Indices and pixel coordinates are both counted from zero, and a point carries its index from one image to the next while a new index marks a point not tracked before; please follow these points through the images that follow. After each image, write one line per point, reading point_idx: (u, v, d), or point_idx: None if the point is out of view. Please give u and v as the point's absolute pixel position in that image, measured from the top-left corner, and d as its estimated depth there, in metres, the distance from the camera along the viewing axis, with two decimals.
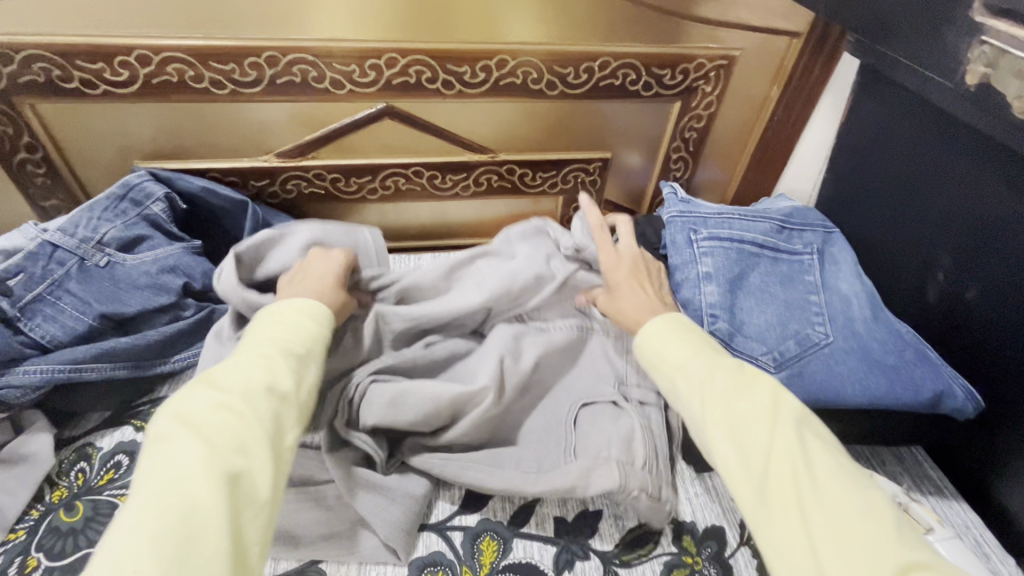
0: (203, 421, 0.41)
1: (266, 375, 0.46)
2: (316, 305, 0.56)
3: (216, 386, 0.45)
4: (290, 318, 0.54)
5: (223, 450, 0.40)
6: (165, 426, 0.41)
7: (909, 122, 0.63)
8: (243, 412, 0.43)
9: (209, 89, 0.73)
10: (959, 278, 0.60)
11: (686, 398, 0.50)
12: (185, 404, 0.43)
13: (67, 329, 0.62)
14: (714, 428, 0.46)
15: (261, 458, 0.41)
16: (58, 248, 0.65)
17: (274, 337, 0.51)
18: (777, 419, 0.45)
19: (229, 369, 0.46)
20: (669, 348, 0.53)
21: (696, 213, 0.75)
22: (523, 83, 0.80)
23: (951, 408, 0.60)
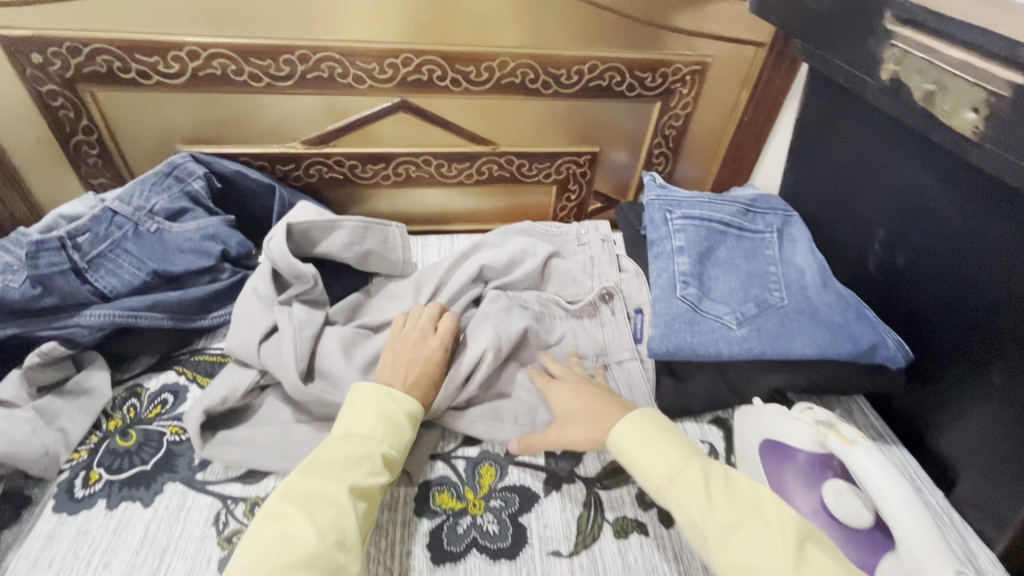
0: (308, 510, 0.52)
1: (362, 473, 0.56)
2: (409, 400, 0.64)
3: (327, 473, 0.55)
4: (389, 410, 0.61)
5: (328, 542, 0.50)
6: (285, 508, 0.52)
7: (848, 117, 0.74)
8: (347, 506, 0.53)
9: (247, 82, 0.84)
10: (891, 247, 0.71)
11: (682, 510, 0.54)
12: (298, 491, 0.53)
13: (125, 282, 0.72)
14: (722, 549, 0.51)
15: (353, 551, 0.51)
16: (116, 214, 0.74)
17: (376, 430, 0.60)
18: (785, 539, 0.49)
19: (335, 459, 0.56)
20: (649, 455, 0.58)
21: (672, 196, 0.86)
22: (521, 82, 0.91)
23: (884, 357, 0.70)
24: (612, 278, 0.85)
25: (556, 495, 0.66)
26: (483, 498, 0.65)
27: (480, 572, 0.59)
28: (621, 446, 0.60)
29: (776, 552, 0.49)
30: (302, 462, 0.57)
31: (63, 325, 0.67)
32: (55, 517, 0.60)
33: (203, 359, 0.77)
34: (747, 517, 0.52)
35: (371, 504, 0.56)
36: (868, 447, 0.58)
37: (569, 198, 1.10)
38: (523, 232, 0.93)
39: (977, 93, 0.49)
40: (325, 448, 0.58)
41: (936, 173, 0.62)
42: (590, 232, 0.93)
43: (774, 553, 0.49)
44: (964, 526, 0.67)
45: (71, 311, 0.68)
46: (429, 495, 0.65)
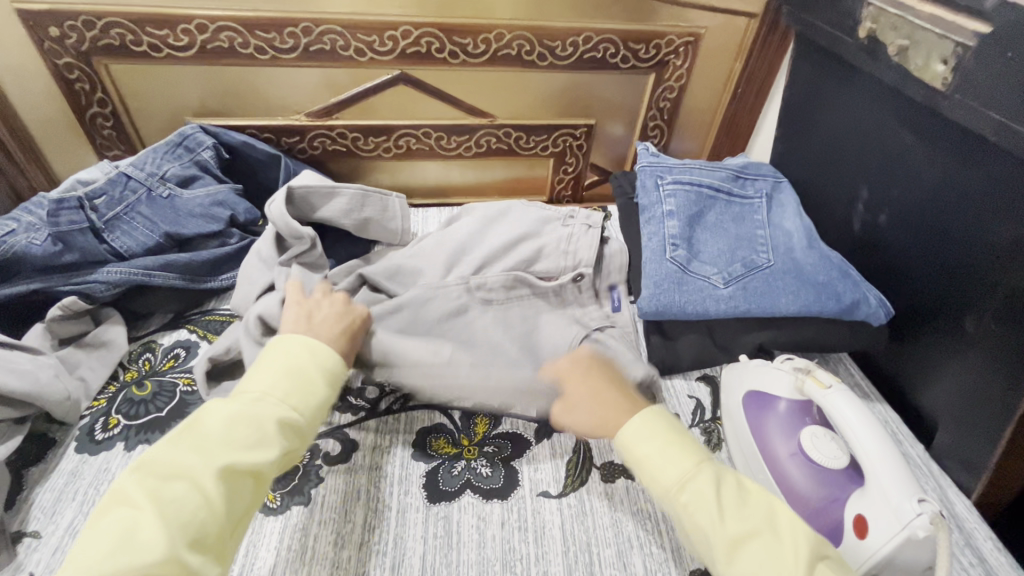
0: (163, 493, 0.44)
1: (246, 450, 0.48)
2: (327, 355, 0.58)
3: (201, 446, 0.47)
4: (302, 367, 0.55)
5: (180, 538, 0.43)
6: (135, 493, 0.44)
7: (833, 81, 0.76)
8: (213, 492, 0.45)
9: (253, 55, 0.87)
10: (873, 206, 0.73)
11: (687, 515, 0.49)
12: (163, 466, 0.46)
13: (139, 242, 0.76)
14: (727, 563, 0.46)
15: (214, 547, 0.45)
16: (130, 179, 0.78)
17: (279, 390, 0.53)
18: (797, 562, 0.44)
19: (214, 427, 0.49)
20: (655, 456, 0.52)
21: (663, 163, 0.88)
22: (518, 54, 0.94)
23: (866, 313, 0.72)
24: (588, 259, 0.79)
25: (546, 442, 0.70)
26: (476, 444, 0.69)
27: (473, 509, 0.62)
28: (630, 445, 0.54)
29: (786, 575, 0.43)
30: (187, 419, 0.50)
31: (82, 281, 0.71)
32: (77, 456, 0.64)
33: (213, 319, 0.81)
34: (760, 529, 0.46)
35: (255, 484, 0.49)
36: (843, 389, 0.61)
37: (566, 171, 1.13)
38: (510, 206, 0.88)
39: (946, 45, 0.52)
40: (214, 407, 0.51)
41: (914, 129, 0.64)
42: (579, 217, 0.85)
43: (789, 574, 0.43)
44: (942, 475, 0.70)
45: (89, 268, 0.72)
46: (425, 442, 0.68)
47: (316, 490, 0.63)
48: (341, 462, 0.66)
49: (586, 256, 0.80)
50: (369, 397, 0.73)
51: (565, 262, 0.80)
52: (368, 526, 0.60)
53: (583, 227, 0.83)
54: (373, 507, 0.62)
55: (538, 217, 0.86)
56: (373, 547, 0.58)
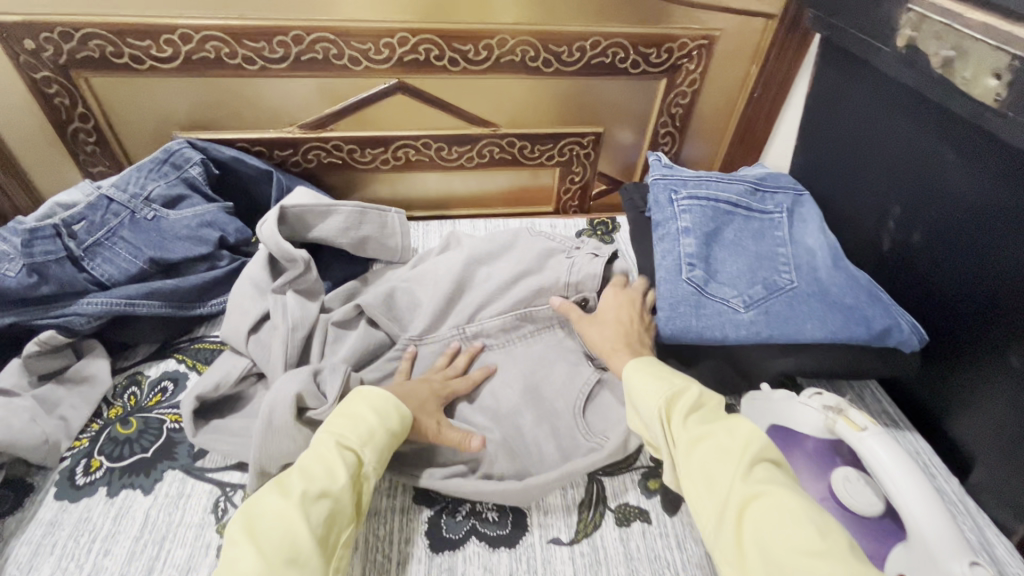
0: (257, 533, 0.47)
1: (321, 478, 0.51)
2: (377, 392, 0.60)
3: (283, 490, 0.50)
4: (355, 407, 0.58)
5: (277, 561, 0.45)
6: (233, 536, 0.47)
7: (862, 90, 0.71)
8: (297, 520, 0.48)
9: (241, 65, 0.82)
10: (906, 225, 0.68)
11: (658, 427, 0.57)
12: (255, 515, 0.49)
13: (121, 270, 0.72)
14: (682, 462, 0.54)
15: (307, 570, 0.46)
16: (112, 202, 0.74)
17: (335, 429, 0.56)
18: (740, 456, 0.51)
19: (292, 472, 0.52)
20: (641, 382, 0.61)
21: (677, 176, 0.83)
22: (522, 61, 0.88)
23: (898, 340, 0.68)
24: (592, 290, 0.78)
25: None
26: None
27: (480, 560, 0.58)
28: (626, 381, 0.62)
29: (728, 465, 0.51)
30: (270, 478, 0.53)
31: (60, 313, 0.67)
32: (57, 504, 0.60)
33: (203, 347, 0.76)
34: (714, 432, 0.54)
35: (337, 511, 0.51)
36: (880, 433, 0.55)
37: (573, 181, 1.08)
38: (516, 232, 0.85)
39: (1000, 57, 0.47)
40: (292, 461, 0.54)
41: (955, 145, 0.59)
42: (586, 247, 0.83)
43: (731, 464, 0.51)
44: (980, 513, 0.65)
45: (68, 300, 0.68)
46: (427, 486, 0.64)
47: None
48: None
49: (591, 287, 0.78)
50: None
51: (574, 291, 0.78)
52: None
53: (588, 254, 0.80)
54: (371, 558, 0.58)
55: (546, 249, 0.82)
56: None
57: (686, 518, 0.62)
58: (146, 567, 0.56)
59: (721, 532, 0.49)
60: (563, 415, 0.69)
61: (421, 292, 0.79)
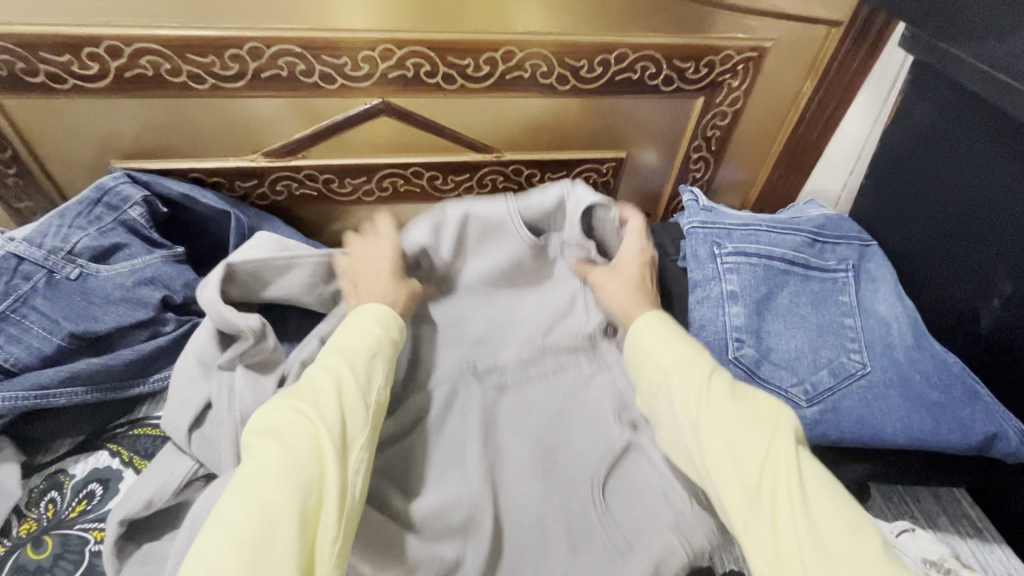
0: (281, 435, 0.43)
1: (336, 386, 0.47)
2: (382, 309, 0.55)
3: (300, 398, 0.46)
4: (362, 326, 0.53)
5: (303, 458, 0.41)
6: (257, 436, 0.43)
7: (974, 130, 0.56)
8: (321, 423, 0.44)
9: (187, 84, 0.67)
10: (1018, 308, 0.54)
11: (676, 394, 0.49)
12: (268, 420, 0.44)
13: (33, 350, 0.58)
14: (706, 434, 0.45)
15: (337, 467, 0.42)
16: (23, 261, 0.60)
17: (345, 344, 0.52)
18: (772, 430, 0.44)
19: (308, 380, 0.48)
20: (658, 347, 0.53)
21: (720, 224, 0.68)
22: (531, 77, 0.73)
23: (1002, 453, 0.54)
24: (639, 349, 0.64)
25: None
26: None
27: None
28: (635, 337, 0.55)
29: (760, 434, 0.44)
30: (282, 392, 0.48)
31: None
32: None
33: (143, 434, 0.63)
34: (741, 404, 0.46)
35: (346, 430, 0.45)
36: None
37: None
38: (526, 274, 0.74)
39: None
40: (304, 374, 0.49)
41: None
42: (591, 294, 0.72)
43: (762, 438, 0.44)
44: None
45: None
46: None
47: None
48: None
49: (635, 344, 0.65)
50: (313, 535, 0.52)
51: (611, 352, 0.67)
52: None
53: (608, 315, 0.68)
54: None
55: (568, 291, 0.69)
56: None
57: None
58: None
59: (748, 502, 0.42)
60: (580, 488, 0.57)
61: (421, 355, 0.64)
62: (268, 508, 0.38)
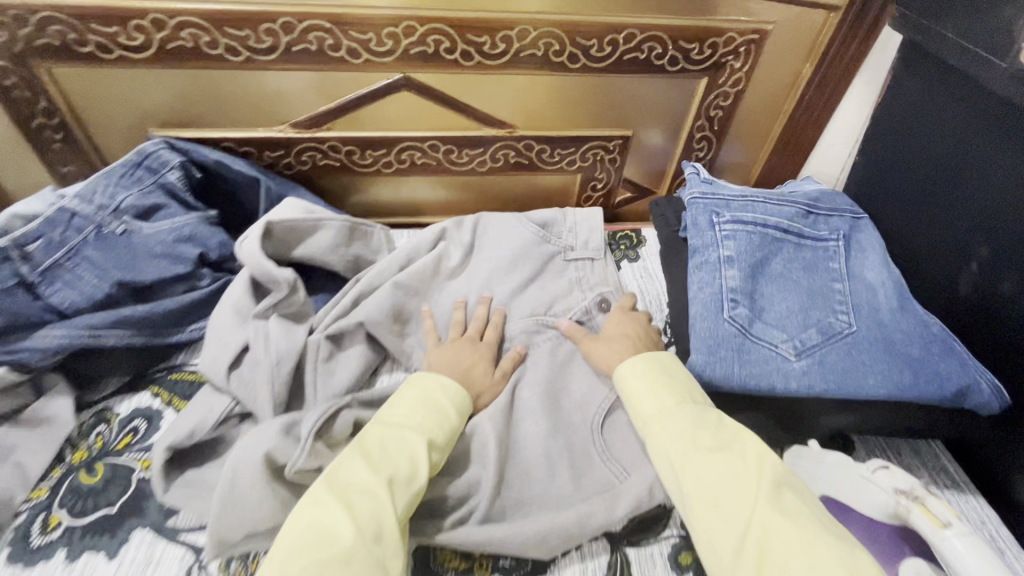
0: (349, 503, 0.46)
1: (405, 463, 0.50)
2: (458, 389, 0.60)
3: (371, 463, 0.49)
4: (436, 398, 0.58)
5: (366, 534, 0.44)
6: (329, 498, 0.46)
7: (956, 106, 0.60)
8: (387, 496, 0.47)
9: (224, 56, 0.72)
10: (992, 270, 0.58)
11: (660, 446, 0.53)
12: (341, 480, 0.48)
13: (85, 295, 0.63)
14: (690, 482, 0.49)
15: (396, 548, 0.45)
16: (75, 216, 0.64)
17: (420, 417, 0.55)
18: (756, 481, 0.47)
19: (379, 448, 0.51)
20: (640, 398, 0.58)
21: (720, 194, 0.73)
22: (544, 55, 0.77)
23: (975, 404, 0.58)
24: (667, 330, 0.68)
25: (574, 555, 0.57)
26: (490, 556, 0.57)
27: None
28: (626, 385, 0.60)
29: (744, 488, 0.47)
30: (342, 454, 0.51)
31: (11, 350, 0.58)
32: (8, 570, 0.53)
33: (180, 378, 0.69)
34: (727, 454, 0.50)
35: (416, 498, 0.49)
36: (965, 531, 0.46)
37: (596, 186, 0.97)
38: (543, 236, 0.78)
39: None
40: (371, 437, 0.53)
41: None
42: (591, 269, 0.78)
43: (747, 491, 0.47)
44: None
45: (23, 333, 0.59)
46: (428, 552, 0.56)
47: None
48: None
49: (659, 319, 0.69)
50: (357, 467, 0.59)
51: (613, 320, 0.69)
52: None
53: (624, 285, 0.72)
54: None
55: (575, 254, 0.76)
56: None
57: None
58: None
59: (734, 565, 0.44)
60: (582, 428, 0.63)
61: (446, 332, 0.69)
62: (351, 572, 0.42)
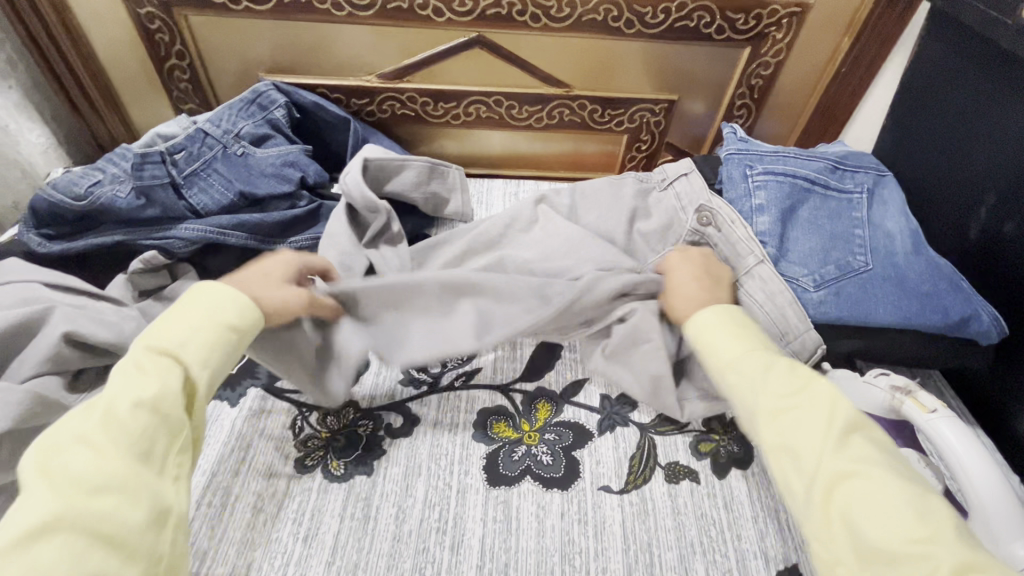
0: (56, 462, 0.39)
1: (139, 390, 0.43)
2: (227, 297, 0.52)
3: (92, 407, 0.42)
4: (194, 316, 0.50)
5: (78, 485, 0.38)
6: (28, 470, 0.38)
7: (977, 68, 0.67)
8: (104, 435, 0.40)
9: (330, 11, 0.85)
10: (999, 211, 0.65)
11: (737, 393, 0.52)
12: (55, 434, 0.40)
13: (215, 200, 0.77)
14: (764, 429, 0.49)
15: (135, 494, 0.39)
16: (208, 135, 0.79)
17: (162, 339, 0.48)
18: (830, 425, 0.46)
19: (109, 387, 0.44)
20: (716, 343, 0.56)
21: (754, 151, 0.81)
22: (604, 20, 0.87)
23: (975, 331, 0.65)
24: (723, 258, 0.75)
25: (609, 435, 0.67)
26: (538, 431, 0.67)
27: (533, 497, 0.62)
28: (697, 331, 0.58)
29: (818, 435, 0.46)
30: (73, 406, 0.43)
31: (162, 237, 0.73)
32: None
33: None
34: (801, 399, 0.49)
35: (167, 423, 0.43)
36: (950, 416, 0.55)
37: (639, 148, 1.05)
38: (607, 178, 0.86)
39: None
40: (104, 384, 0.45)
41: None
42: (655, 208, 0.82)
43: (821, 435, 0.46)
44: None
45: (169, 224, 0.74)
46: (486, 423, 0.67)
47: (379, 462, 0.63)
48: (404, 435, 0.66)
49: (720, 253, 0.75)
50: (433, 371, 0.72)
51: (652, 251, 0.79)
52: (428, 503, 0.61)
53: (694, 221, 0.77)
54: (433, 484, 0.62)
55: (639, 187, 0.83)
56: (429, 523, 0.59)
57: (733, 483, 0.64)
58: (232, 470, 0.62)
59: (806, 503, 0.45)
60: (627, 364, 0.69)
61: (524, 250, 0.78)
62: (47, 541, 0.35)
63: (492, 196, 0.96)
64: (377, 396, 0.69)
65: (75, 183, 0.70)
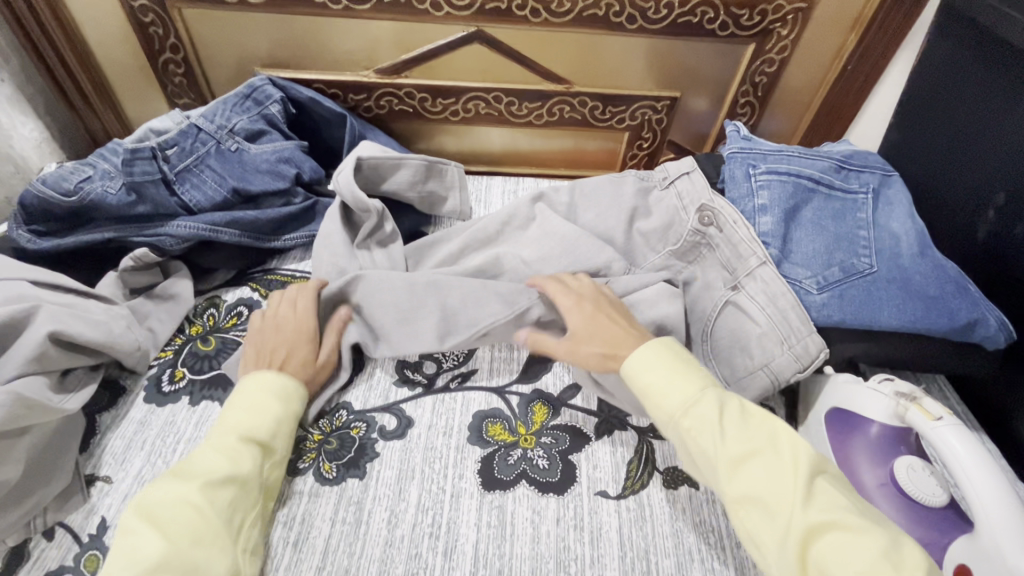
0: (160, 520, 0.46)
1: (225, 464, 0.51)
2: (275, 379, 0.60)
3: (185, 475, 0.50)
4: (256, 397, 0.58)
5: (182, 540, 0.46)
6: (133, 522, 0.46)
7: (988, 65, 0.66)
8: (197, 496, 0.48)
9: (326, 5, 0.83)
10: (1009, 212, 0.63)
11: (692, 442, 0.50)
12: (153, 497, 0.48)
13: (207, 197, 0.76)
14: (725, 482, 0.48)
15: (218, 547, 0.47)
16: (201, 131, 0.78)
17: (236, 421, 0.55)
18: (796, 474, 0.45)
19: (198, 458, 0.52)
20: (660, 387, 0.54)
21: (759, 150, 0.79)
22: (605, 15, 0.85)
23: (982, 336, 0.64)
24: (723, 259, 0.74)
25: (606, 439, 0.66)
26: (534, 434, 0.66)
27: (528, 502, 0.60)
28: (637, 374, 0.56)
29: (785, 484, 0.45)
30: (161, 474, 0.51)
31: (153, 233, 0.72)
32: (145, 407, 0.65)
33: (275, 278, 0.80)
34: (762, 448, 0.48)
35: (245, 493, 0.52)
36: (954, 424, 0.54)
37: (640, 146, 1.04)
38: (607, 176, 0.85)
39: None
40: (189, 456, 0.52)
41: None
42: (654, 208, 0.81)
43: (788, 484, 0.45)
44: None
45: (160, 222, 0.73)
46: (481, 426, 0.66)
47: (372, 465, 0.62)
48: (397, 437, 0.65)
49: (721, 252, 0.74)
50: (428, 372, 0.71)
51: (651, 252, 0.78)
52: (422, 508, 0.60)
53: (696, 221, 0.76)
54: (426, 488, 0.61)
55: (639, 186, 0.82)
56: (422, 527, 0.58)
57: None
58: None
59: (779, 558, 0.43)
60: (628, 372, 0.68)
61: (522, 249, 0.77)
62: None
63: (491, 193, 0.95)
64: (371, 397, 0.68)
65: (65, 179, 0.69)
